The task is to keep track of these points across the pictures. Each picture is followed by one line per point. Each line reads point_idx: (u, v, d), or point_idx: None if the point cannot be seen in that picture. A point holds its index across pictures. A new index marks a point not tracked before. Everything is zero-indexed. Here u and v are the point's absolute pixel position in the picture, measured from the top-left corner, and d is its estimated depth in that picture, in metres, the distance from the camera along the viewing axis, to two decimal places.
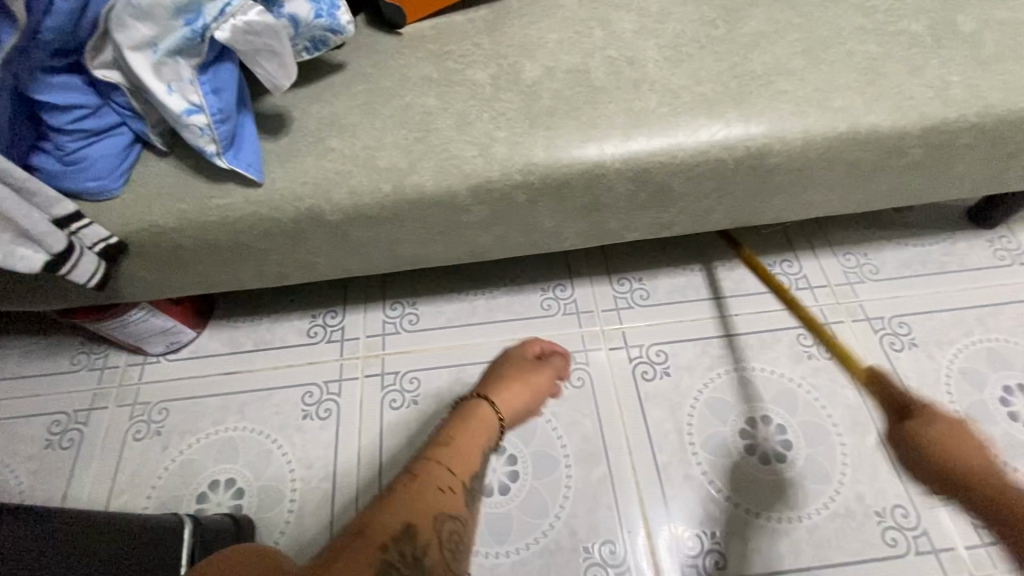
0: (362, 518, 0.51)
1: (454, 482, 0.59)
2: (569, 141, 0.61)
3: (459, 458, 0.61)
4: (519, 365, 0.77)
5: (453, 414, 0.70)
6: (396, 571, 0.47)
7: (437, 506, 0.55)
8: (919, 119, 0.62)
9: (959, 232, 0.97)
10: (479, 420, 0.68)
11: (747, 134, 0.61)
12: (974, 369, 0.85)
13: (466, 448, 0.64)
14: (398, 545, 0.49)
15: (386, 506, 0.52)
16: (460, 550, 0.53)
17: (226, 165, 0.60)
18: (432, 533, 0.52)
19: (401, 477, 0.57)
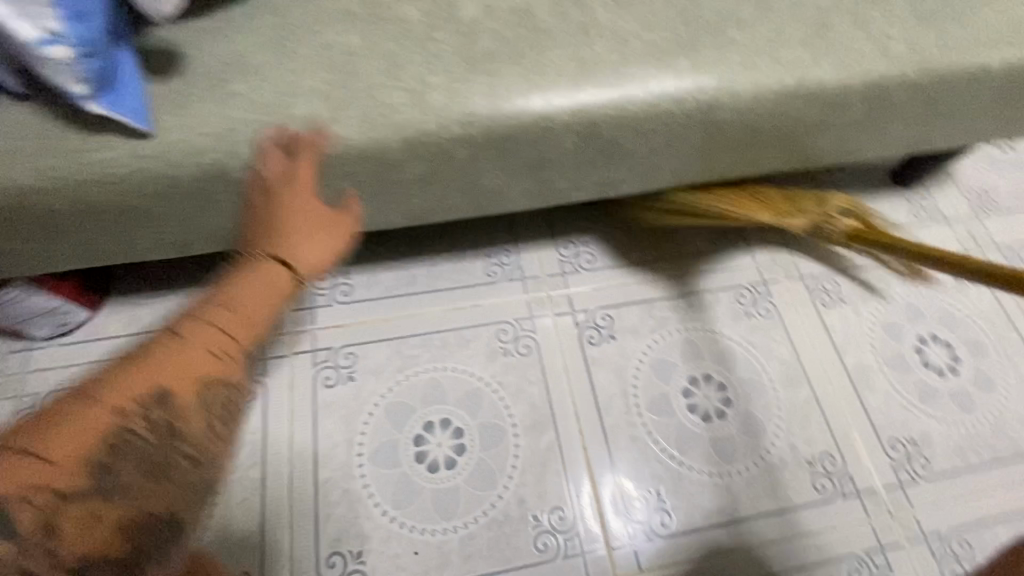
0: (113, 370, 0.43)
1: (228, 345, 0.49)
2: (512, 90, 0.56)
3: (238, 320, 0.50)
4: (314, 210, 0.58)
5: (230, 275, 0.54)
6: (134, 440, 0.41)
7: (205, 369, 0.46)
8: (862, 74, 0.62)
9: (883, 192, 1.01)
10: (264, 284, 0.53)
11: (697, 86, 0.58)
12: (894, 322, 0.89)
13: (242, 308, 0.51)
14: (143, 409, 0.42)
15: (141, 366, 0.44)
16: (233, 418, 0.48)
17: (102, 112, 0.50)
18: (193, 403, 0.45)
19: (162, 335, 0.47)
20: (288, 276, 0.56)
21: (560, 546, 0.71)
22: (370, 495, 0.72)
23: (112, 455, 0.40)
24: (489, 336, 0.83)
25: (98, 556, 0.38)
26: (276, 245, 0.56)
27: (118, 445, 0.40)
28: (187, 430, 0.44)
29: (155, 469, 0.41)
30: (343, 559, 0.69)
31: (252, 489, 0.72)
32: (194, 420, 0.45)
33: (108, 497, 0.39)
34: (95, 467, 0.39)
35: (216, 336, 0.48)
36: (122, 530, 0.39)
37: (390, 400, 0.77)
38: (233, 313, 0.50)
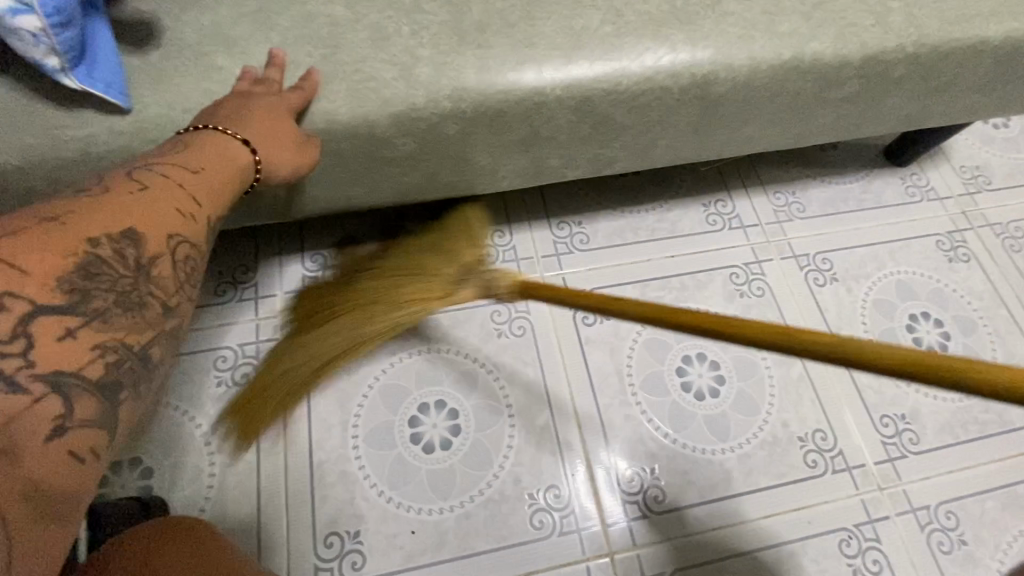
0: (72, 208, 0.40)
1: (192, 207, 0.46)
2: (504, 63, 0.55)
3: (206, 190, 0.47)
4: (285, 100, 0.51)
5: (184, 138, 0.49)
6: (99, 285, 0.38)
7: (168, 223, 0.43)
8: (860, 47, 0.61)
9: (877, 170, 1.00)
10: (222, 158, 0.49)
11: (693, 58, 0.57)
12: (886, 299, 0.90)
13: (205, 180, 0.48)
14: (110, 244, 0.40)
15: (102, 204, 0.41)
16: (193, 277, 0.45)
17: (77, 85, 0.48)
18: (163, 246, 0.42)
19: (121, 182, 0.44)
20: (246, 158, 0.51)
21: (556, 523, 0.72)
22: (365, 477, 0.72)
23: (86, 278, 0.38)
24: (483, 317, 0.82)
25: (70, 419, 0.34)
26: (237, 124, 0.50)
27: (91, 271, 0.38)
28: (163, 271, 0.42)
29: (131, 304, 0.39)
30: (339, 540, 0.69)
31: (247, 472, 0.71)
32: (166, 273, 0.42)
33: (82, 318, 0.37)
34: (71, 291, 0.37)
35: (179, 196, 0.45)
36: (101, 359, 0.36)
37: (384, 382, 0.77)
38: (195, 181, 0.47)
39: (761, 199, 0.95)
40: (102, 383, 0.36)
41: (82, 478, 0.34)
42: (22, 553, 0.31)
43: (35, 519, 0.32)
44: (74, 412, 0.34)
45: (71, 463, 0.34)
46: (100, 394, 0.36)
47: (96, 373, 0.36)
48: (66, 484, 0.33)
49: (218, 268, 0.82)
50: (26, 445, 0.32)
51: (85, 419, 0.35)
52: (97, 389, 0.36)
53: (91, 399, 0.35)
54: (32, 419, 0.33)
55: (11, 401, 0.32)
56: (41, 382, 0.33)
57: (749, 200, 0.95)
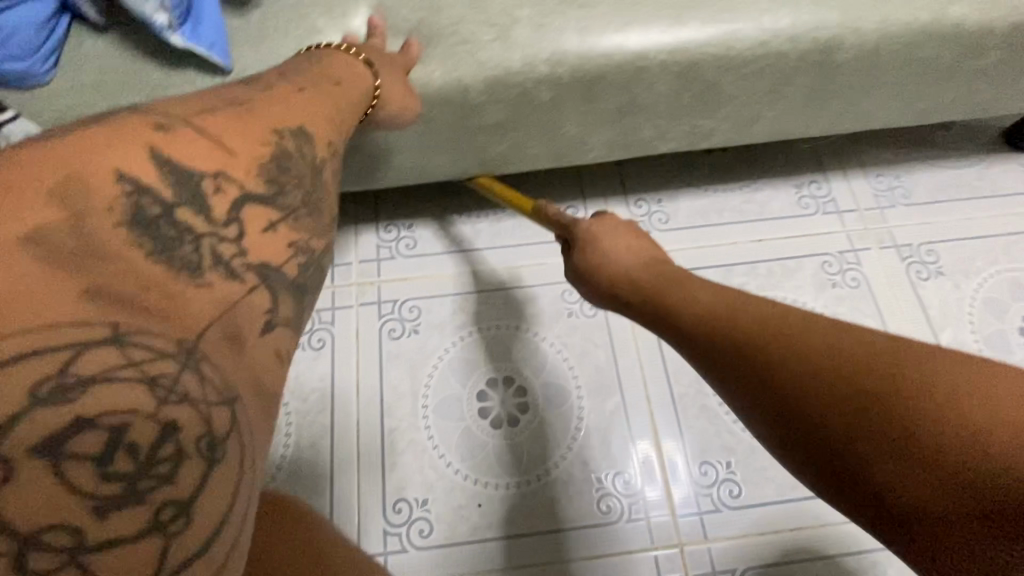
0: (253, 98, 0.42)
1: (339, 114, 0.46)
2: (606, 24, 0.51)
3: (350, 105, 0.47)
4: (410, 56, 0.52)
5: (314, 53, 0.49)
6: (282, 178, 0.39)
7: (325, 129, 0.44)
8: (1013, 10, 0.53)
9: (995, 154, 0.90)
10: (354, 75, 0.48)
11: (816, 21, 0.52)
12: (998, 298, 0.81)
13: (346, 92, 0.47)
14: (288, 141, 0.41)
15: (276, 98, 0.42)
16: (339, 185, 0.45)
17: (182, 44, 0.48)
18: (325, 149, 0.43)
19: (283, 80, 0.44)
20: (368, 81, 0.49)
21: (624, 509, 0.70)
22: (434, 447, 0.73)
23: (278, 170, 0.39)
24: (555, 295, 0.80)
25: (275, 314, 0.35)
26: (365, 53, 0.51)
27: (281, 163, 0.39)
28: (328, 177, 0.43)
29: (312, 206, 0.40)
30: (408, 506, 0.70)
31: (321, 434, 0.73)
32: (331, 182, 0.43)
33: (279, 213, 0.38)
34: (268, 180, 0.38)
35: (330, 102, 0.45)
36: (294, 257, 0.37)
37: (454, 355, 0.77)
38: (339, 91, 0.47)
39: (860, 183, 0.87)
40: (296, 283, 0.37)
41: (281, 376, 0.34)
42: (252, 445, 0.30)
43: (261, 412, 0.32)
44: (278, 309, 0.35)
45: (275, 360, 0.34)
46: (295, 294, 0.36)
47: (291, 272, 0.37)
48: (273, 377, 0.34)
49: None
50: (247, 332, 0.33)
51: (285, 318, 0.35)
52: (291, 289, 0.36)
53: (287, 298, 0.36)
54: (250, 309, 0.33)
55: (231, 287, 0.33)
56: (252, 272, 0.34)
57: (846, 183, 0.87)
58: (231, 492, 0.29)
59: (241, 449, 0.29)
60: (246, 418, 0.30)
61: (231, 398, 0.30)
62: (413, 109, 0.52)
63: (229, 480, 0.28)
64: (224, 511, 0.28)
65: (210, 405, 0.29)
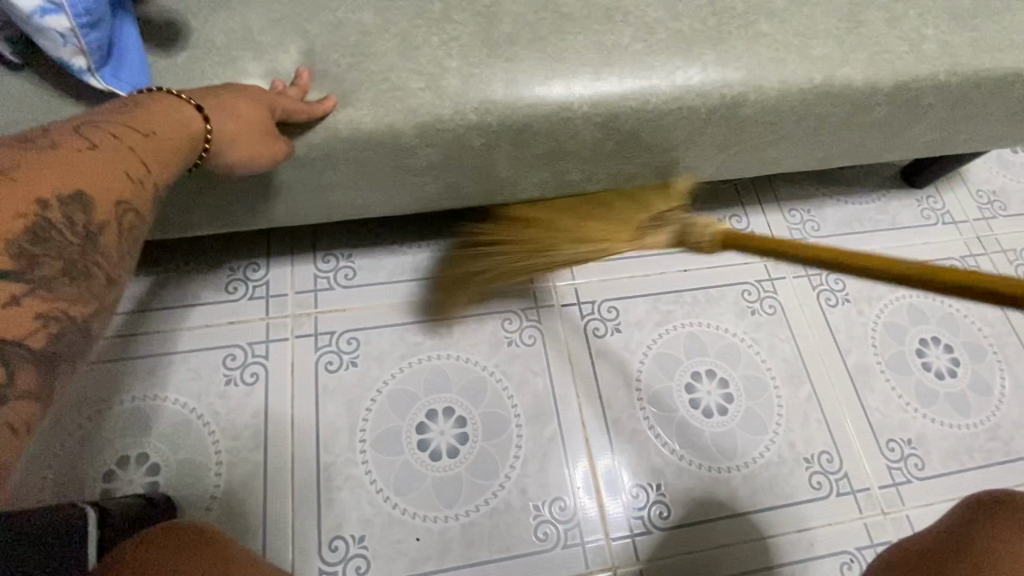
0: (16, 162, 0.37)
1: (142, 171, 0.43)
2: (532, 76, 0.54)
3: (161, 155, 0.44)
4: (272, 97, 0.50)
5: (136, 100, 0.46)
6: (41, 250, 0.36)
7: (120, 189, 0.41)
8: (892, 74, 0.60)
9: (893, 191, 1.00)
10: (175, 122, 0.46)
11: (723, 80, 0.57)
12: (897, 323, 0.89)
13: (157, 144, 0.44)
14: (63, 208, 0.38)
15: (52, 160, 0.39)
16: (134, 246, 0.43)
17: (103, 86, 0.47)
18: (110, 213, 0.40)
19: (69, 137, 0.41)
20: (197, 126, 0.47)
21: (560, 535, 0.72)
22: (371, 481, 0.72)
23: (35, 243, 0.36)
24: (494, 325, 0.82)
25: (12, 387, 0.33)
26: (202, 97, 0.48)
27: (40, 235, 0.36)
28: (109, 241, 0.40)
29: (78, 274, 0.37)
30: (344, 544, 0.69)
31: (253, 472, 0.71)
32: (111, 244, 0.40)
33: (28, 285, 0.35)
34: (19, 256, 0.35)
35: (129, 158, 0.42)
36: (44, 328, 0.35)
37: (392, 387, 0.77)
38: (147, 144, 0.44)
39: (777, 216, 0.94)
40: (45, 353, 0.35)
41: (13, 447, 0.33)
42: None
43: None
44: (16, 382, 0.33)
45: (7, 432, 0.32)
46: (42, 364, 0.34)
47: (37, 343, 0.34)
48: (0, 450, 0.32)
49: (230, 265, 0.81)
50: None
51: (24, 389, 0.33)
52: (37, 359, 0.34)
53: (31, 369, 0.34)
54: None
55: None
56: None
57: (764, 216, 0.94)
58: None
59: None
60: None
61: None
62: (264, 154, 0.50)
63: None
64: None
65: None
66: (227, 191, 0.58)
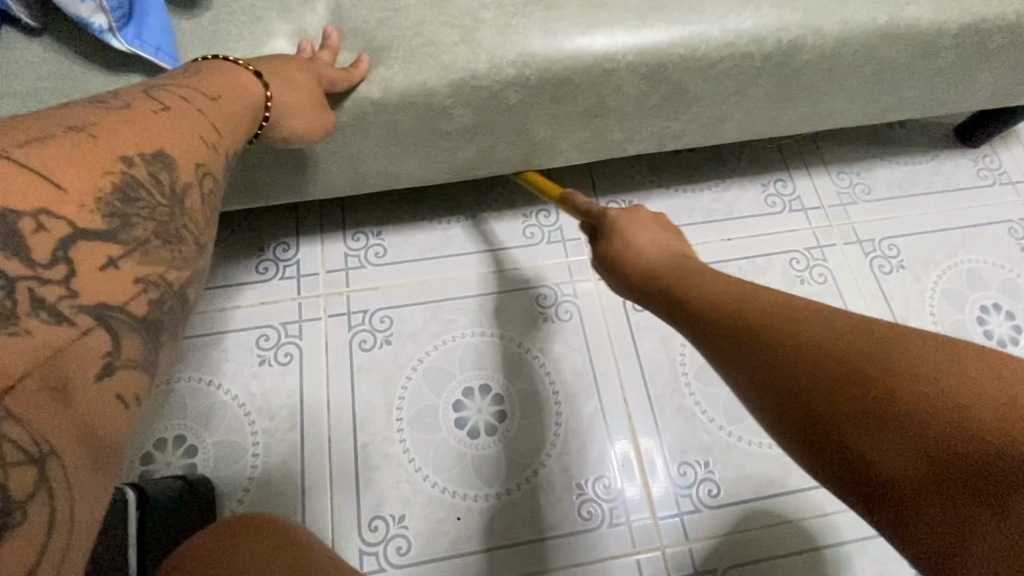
0: (95, 122, 0.36)
1: (214, 135, 0.41)
2: (572, 26, 0.50)
3: (230, 121, 0.43)
4: (322, 66, 0.49)
5: (195, 67, 0.45)
6: (131, 209, 0.33)
7: (198, 150, 0.39)
8: (963, 11, 0.55)
9: (947, 151, 0.93)
10: (238, 88, 0.44)
11: (779, 22, 0.52)
12: (956, 290, 0.84)
13: (223, 109, 0.43)
14: (147, 166, 0.35)
15: (129, 120, 0.37)
16: (215, 213, 0.40)
17: (126, 48, 0.45)
18: (191, 175, 0.38)
19: (142, 99, 0.39)
20: (258, 93, 0.46)
21: (606, 513, 0.70)
22: (410, 460, 0.71)
23: (124, 201, 0.33)
24: (529, 300, 0.79)
25: (117, 357, 0.29)
26: (258, 63, 0.47)
27: (128, 194, 0.34)
28: (193, 204, 0.37)
29: (170, 236, 0.35)
30: (385, 524, 0.68)
31: (290, 452, 0.70)
32: (197, 208, 0.38)
33: (123, 247, 0.32)
34: (111, 215, 0.32)
35: (200, 121, 0.40)
36: (144, 294, 0.32)
37: (427, 365, 0.75)
38: (215, 109, 0.42)
39: (823, 180, 0.89)
40: (146, 321, 0.31)
41: (125, 425, 0.29)
42: (75, 520, 0.26)
43: (92, 470, 0.27)
44: (122, 352, 0.30)
45: (116, 406, 0.29)
46: (144, 333, 0.31)
47: (138, 310, 0.31)
48: (110, 429, 0.28)
49: (259, 245, 0.80)
50: (75, 382, 0.27)
51: (131, 359, 0.30)
52: (141, 327, 0.31)
53: (133, 338, 0.31)
54: (82, 355, 0.28)
55: (57, 333, 0.27)
56: (86, 315, 0.29)
57: (809, 181, 0.89)
58: (42, 547, 0.24)
59: (54, 507, 0.25)
60: (65, 477, 0.26)
61: (41, 455, 0.25)
62: (320, 124, 0.49)
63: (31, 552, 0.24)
64: (34, 560, 0.24)
65: (11, 464, 0.24)
66: (257, 162, 0.56)
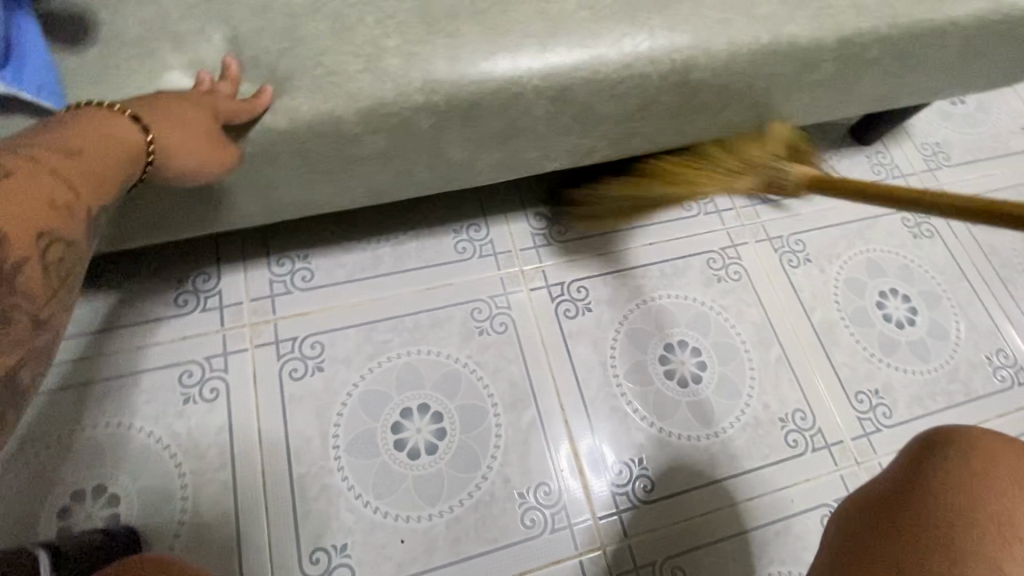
0: None
1: (68, 196, 0.38)
2: (476, 52, 0.51)
3: (90, 178, 0.40)
4: (219, 99, 0.47)
5: (63, 119, 0.42)
6: None
7: (42, 218, 0.36)
8: (837, 29, 0.60)
9: (844, 150, 1.02)
10: (109, 136, 0.42)
11: (672, 44, 0.55)
12: (856, 278, 0.91)
13: (85, 166, 0.40)
14: None
15: None
16: (67, 280, 0.38)
17: (4, 90, 0.43)
18: (30, 247, 0.35)
19: None
20: (138, 138, 0.44)
21: (548, 520, 0.71)
22: (349, 487, 0.70)
23: None
24: (463, 315, 0.80)
25: None
26: (137, 106, 0.45)
27: None
28: (30, 279, 0.35)
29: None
30: (326, 555, 0.67)
31: (223, 492, 0.68)
32: (36, 281, 0.35)
33: None
34: None
35: (52, 183, 0.37)
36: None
37: (363, 389, 0.74)
38: (73, 165, 0.39)
39: None
40: None
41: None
42: None
43: None
44: None
45: None
46: None
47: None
48: None
49: (176, 276, 0.77)
50: None
51: None
52: None
53: None
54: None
55: None
56: None
57: None
58: None
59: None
60: None
61: None
62: (220, 159, 0.48)
63: None
64: None
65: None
66: (161, 201, 0.54)
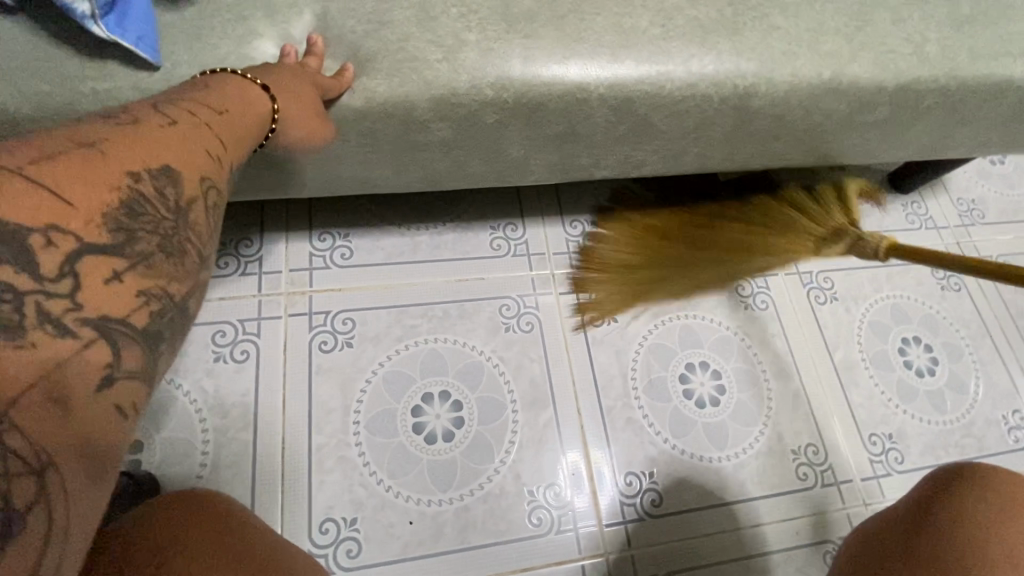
0: (105, 138, 0.37)
1: (219, 149, 0.43)
2: (550, 54, 0.53)
3: (235, 135, 0.45)
4: (316, 74, 0.50)
5: (202, 79, 0.47)
6: (138, 225, 0.35)
7: (204, 166, 0.41)
8: (897, 74, 0.61)
9: (881, 196, 1.03)
10: (246, 103, 0.46)
11: (737, 70, 0.57)
12: (881, 322, 0.92)
13: (229, 122, 0.44)
14: (155, 182, 0.37)
15: (136, 135, 0.38)
16: (218, 226, 0.42)
17: (106, 36, 0.45)
18: (197, 190, 0.40)
19: (150, 114, 0.40)
20: (266, 106, 0.48)
21: (554, 520, 0.72)
22: (365, 463, 0.71)
23: (130, 216, 0.34)
24: (492, 310, 0.81)
25: (118, 368, 0.31)
26: (263, 74, 0.49)
27: (133, 209, 0.35)
28: (196, 218, 0.39)
29: (173, 250, 0.36)
30: (336, 526, 0.68)
31: (242, 452, 0.69)
32: (201, 221, 0.39)
33: (127, 261, 0.33)
34: (116, 231, 0.33)
35: (207, 134, 0.42)
36: (146, 306, 0.33)
37: (388, 370, 0.76)
38: (221, 122, 0.44)
39: None
40: (145, 332, 0.33)
41: (123, 431, 0.31)
42: (71, 528, 0.27)
43: (90, 479, 0.28)
44: (122, 362, 0.31)
45: (116, 417, 0.30)
46: (144, 344, 0.33)
47: (140, 322, 0.33)
48: (111, 437, 0.30)
49: (220, 238, 0.79)
50: (74, 393, 0.28)
51: (131, 369, 0.31)
52: (139, 338, 0.32)
53: (134, 350, 0.32)
54: (83, 367, 0.29)
55: (60, 345, 0.29)
56: (89, 327, 0.30)
57: None
58: (38, 556, 0.25)
59: (50, 521, 0.26)
60: (62, 487, 0.26)
61: (41, 466, 0.26)
62: (321, 132, 0.52)
63: (26, 564, 0.25)
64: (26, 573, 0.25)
65: (13, 476, 0.25)
66: None
